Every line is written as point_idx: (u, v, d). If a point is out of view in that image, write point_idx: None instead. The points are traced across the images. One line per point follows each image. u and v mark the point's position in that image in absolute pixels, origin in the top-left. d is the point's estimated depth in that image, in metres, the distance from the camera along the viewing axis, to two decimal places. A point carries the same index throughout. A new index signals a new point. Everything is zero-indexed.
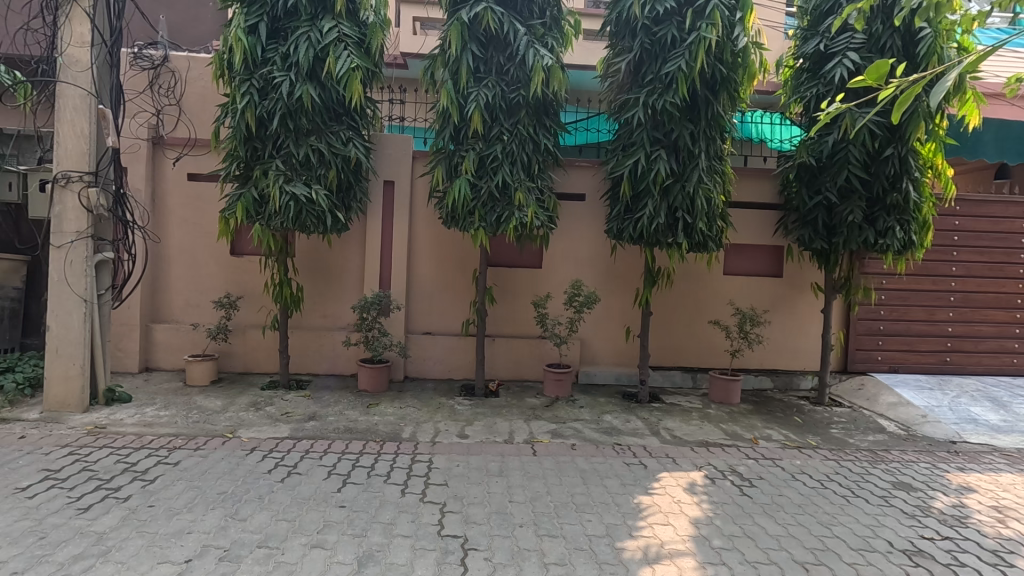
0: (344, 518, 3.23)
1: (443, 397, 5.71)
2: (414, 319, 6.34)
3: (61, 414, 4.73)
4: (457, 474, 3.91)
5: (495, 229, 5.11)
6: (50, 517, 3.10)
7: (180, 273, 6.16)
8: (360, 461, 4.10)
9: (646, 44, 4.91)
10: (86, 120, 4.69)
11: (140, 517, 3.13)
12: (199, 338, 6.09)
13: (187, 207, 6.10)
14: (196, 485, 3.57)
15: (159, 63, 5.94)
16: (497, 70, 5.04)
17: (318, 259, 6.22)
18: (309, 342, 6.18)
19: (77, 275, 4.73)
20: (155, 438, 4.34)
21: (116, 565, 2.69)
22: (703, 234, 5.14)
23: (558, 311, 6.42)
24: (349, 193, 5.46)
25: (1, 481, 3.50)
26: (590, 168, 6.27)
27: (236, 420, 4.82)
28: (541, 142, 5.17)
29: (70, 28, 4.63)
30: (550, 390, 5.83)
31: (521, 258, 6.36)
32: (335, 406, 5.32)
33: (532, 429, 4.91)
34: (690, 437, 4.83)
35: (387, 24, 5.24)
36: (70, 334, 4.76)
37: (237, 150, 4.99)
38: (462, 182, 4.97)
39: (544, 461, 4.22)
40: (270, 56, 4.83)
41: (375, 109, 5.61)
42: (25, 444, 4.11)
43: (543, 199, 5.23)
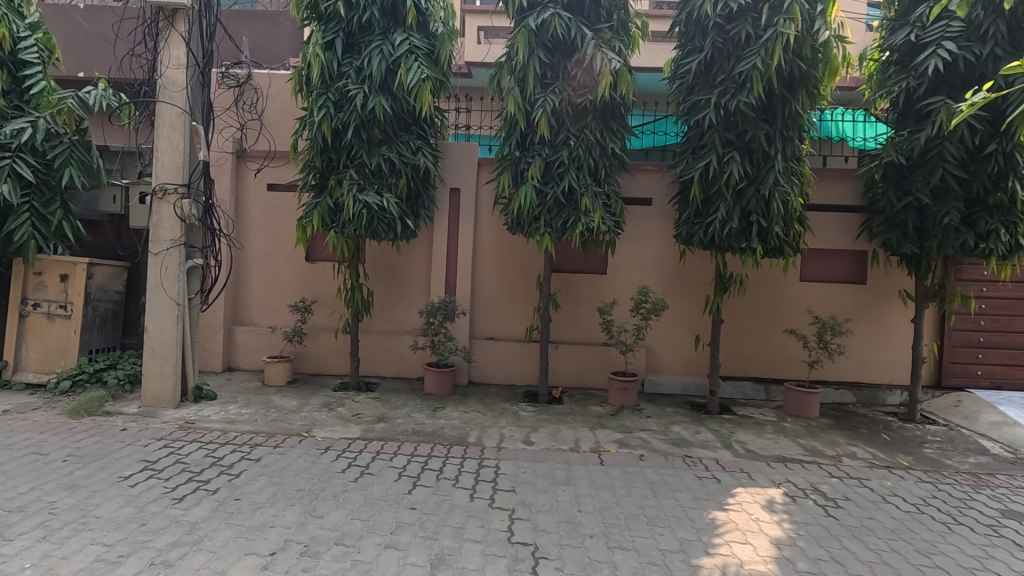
0: (415, 520, 3.28)
1: (507, 402, 5.72)
2: (478, 324, 6.40)
3: (156, 408, 5.11)
4: (524, 481, 3.90)
5: (561, 234, 5.09)
6: (149, 505, 3.33)
7: (259, 278, 6.51)
8: (429, 464, 4.16)
9: (718, 43, 4.75)
10: (181, 137, 5.06)
11: (227, 510, 3.31)
12: (276, 340, 6.41)
13: (267, 215, 6.45)
14: (276, 481, 3.75)
15: (243, 81, 6.34)
16: (564, 76, 5.04)
17: (387, 265, 6.41)
18: (377, 345, 6.36)
19: (171, 280, 5.10)
20: (238, 435, 4.60)
21: (207, 554, 2.85)
22: (778, 239, 4.91)
23: (624, 318, 6.30)
24: (417, 200, 5.62)
25: (107, 469, 3.80)
26: (657, 172, 6.16)
27: (311, 420, 5.02)
28: (608, 147, 5.12)
29: (169, 52, 5.01)
30: (615, 399, 5.72)
31: (585, 263, 6.30)
32: (402, 408, 5.45)
33: (598, 437, 4.83)
34: (766, 452, 4.60)
35: (455, 35, 5.40)
36: (165, 334, 5.14)
37: (314, 160, 5.21)
38: (528, 188, 4.97)
39: (612, 471, 4.14)
40: (345, 70, 5.03)
41: (443, 118, 5.77)
42: (126, 435, 4.45)
43: (609, 203, 5.15)
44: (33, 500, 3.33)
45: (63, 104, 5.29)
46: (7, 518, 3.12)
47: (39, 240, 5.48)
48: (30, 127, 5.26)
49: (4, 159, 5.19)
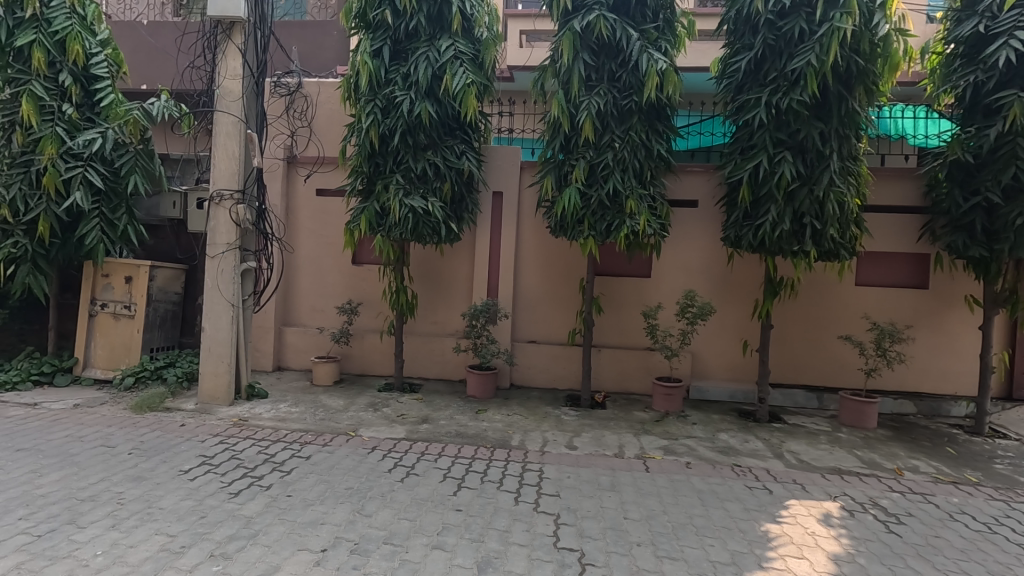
0: (461, 521, 3.30)
1: (549, 406, 5.70)
2: (520, 327, 6.39)
3: (212, 405, 5.32)
4: (568, 486, 3.87)
5: (605, 237, 5.04)
6: (207, 499, 3.47)
7: (307, 281, 6.69)
8: (473, 466, 4.19)
9: (770, 40, 4.60)
10: (237, 144, 5.26)
11: (280, 506, 3.41)
12: (324, 341, 6.58)
13: (315, 220, 6.63)
14: (326, 479, 3.84)
15: (294, 90, 6.55)
16: (608, 77, 5.01)
17: (431, 267, 6.50)
18: (421, 347, 6.45)
19: (226, 282, 5.31)
20: (288, 433, 4.74)
21: (263, 548, 2.94)
22: (833, 242, 4.73)
23: (669, 322, 6.18)
24: (461, 204, 5.68)
25: (168, 463, 3.99)
26: (703, 174, 6.04)
27: (357, 420, 5.12)
28: (653, 148, 5.04)
29: (225, 63, 5.22)
30: (659, 405, 5.62)
31: (629, 267, 6.22)
32: (446, 410, 5.50)
33: (642, 444, 4.76)
34: (820, 463, 4.42)
35: (499, 39, 5.45)
36: (220, 335, 5.35)
37: (361, 166, 5.32)
38: (572, 191, 4.93)
39: (657, 478, 4.06)
40: (392, 77, 5.12)
41: (487, 122, 5.82)
42: (185, 431, 4.66)
43: (655, 206, 5.08)
44: (102, 491, 3.51)
45: (129, 115, 5.63)
46: (80, 506, 3.30)
47: (107, 243, 5.81)
48: (100, 137, 5.60)
49: (76, 168, 5.54)
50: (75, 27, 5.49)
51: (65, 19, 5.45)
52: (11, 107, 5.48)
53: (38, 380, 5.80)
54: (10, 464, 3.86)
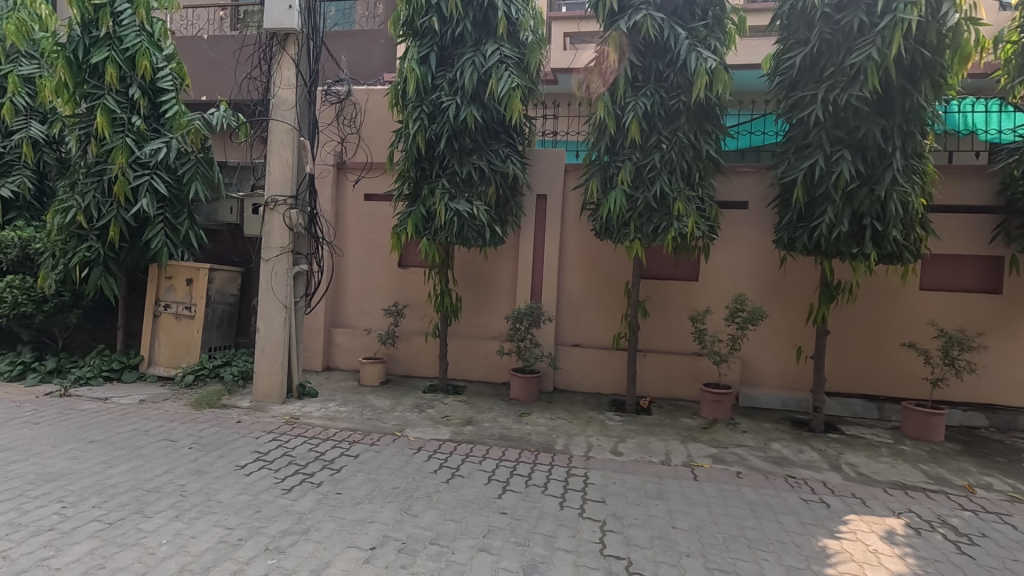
0: (506, 524, 3.30)
1: (593, 411, 5.64)
2: (563, 331, 6.36)
3: (265, 403, 5.52)
4: (614, 492, 3.81)
5: (651, 239, 4.95)
6: (262, 494, 3.60)
7: (355, 283, 6.86)
8: (517, 469, 4.19)
9: (826, 34, 4.41)
10: (290, 151, 5.46)
11: (331, 503, 3.50)
12: (371, 342, 6.74)
13: (363, 224, 6.80)
14: (373, 477, 3.92)
15: (343, 98, 6.75)
16: (656, 77, 4.92)
17: (475, 270, 6.55)
18: (464, 349, 6.51)
19: (280, 284, 5.51)
20: (338, 431, 4.87)
21: (315, 543, 3.02)
22: (896, 245, 4.49)
23: (718, 327, 6.02)
24: (505, 207, 5.71)
25: (226, 458, 4.16)
26: (755, 174, 5.84)
27: (403, 420, 5.21)
28: (702, 149, 4.93)
29: (280, 73, 5.42)
30: (707, 411, 5.48)
31: (676, 270, 6.09)
32: (489, 412, 5.52)
33: (690, 451, 4.64)
34: (881, 477, 4.20)
35: (544, 42, 5.46)
36: (274, 335, 5.54)
37: (408, 170, 5.41)
38: (618, 193, 4.87)
39: (706, 487, 3.95)
40: (438, 83, 5.20)
41: (531, 126, 5.83)
42: (241, 427, 4.85)
43: (703, 208, 4.97)
44: (166, 482, 3.70)
45: (191, 125, 5.92)
46: (146, 496, 3.48)
47: (170, 247, 6.14)
48: (165, 147, 5.92)
49: (144, 176, 5.88)
50: (144, 43, 5.82)
51: (135, 37, 5.79)
52: (86, 121, 5.86)
53: (108, 375, 6.17)
54: (84, 454, 4.12)
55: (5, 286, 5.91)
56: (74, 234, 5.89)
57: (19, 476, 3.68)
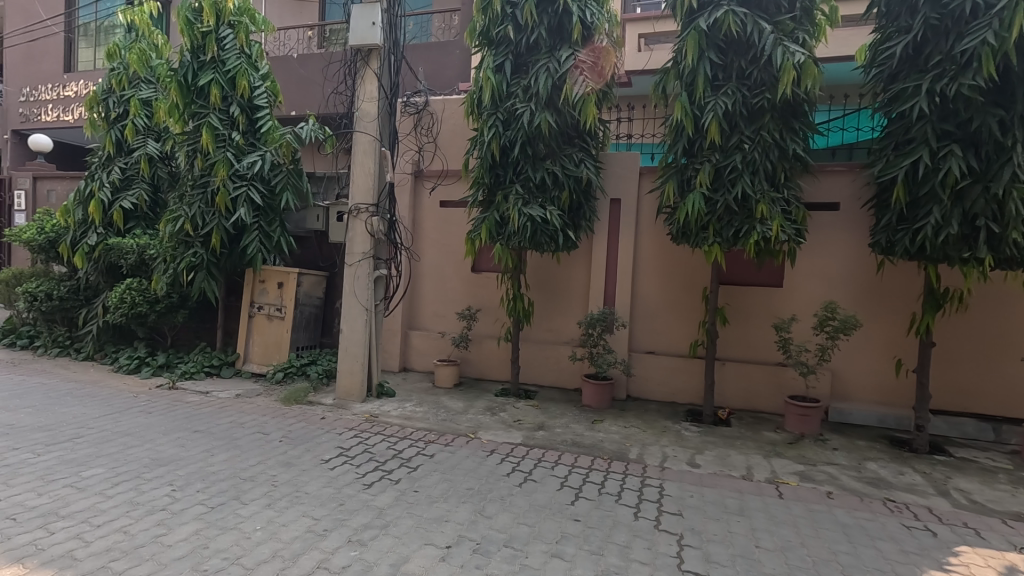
0: (579, 532, 3.27)
1: (668, 420, 5.48)
2: (637, 337, 6.22)
3: (347, 400, 5.80)
4: (691, 505, 3.68)
5: (732, 244, 4.75)
6: (345, 487, 3.78)
7: (430, 287, 7.06)
8: (590, 477, 4.13)
9: (932, 19, 4.07)
10: (372, 161, 5.72)
11: (409, 500, 3.62)
12: (445, 345, 6.92)
13: (439, 230, 6.99)
14: (448, 478, 4.00)
15: (421, 108, 6.99)
16: (737, 75, 4.72)
17: (547, 274, 6.55)
18: (536, 354, 6.53)
19: (362, 288, 5.78)
20: (414, 431, 5.03)
21: (394, 538, 3.13)
22: (1016, 248, 4.05)
23: (805, 336, 5.67)
24: (579, 212, 5.69)
25: (312, 452, 4.40)
26: (847, 173, 5.47)
27: (476, 422, 5.30)
28: (788, 148, 4.68)
29: (364, 87, 5.69)
30: (792, 426, 5.16)
31: (759, 276, 5.80)
32: (561, 418, 5.50)
33: (774, 467, 4.39)
34: (999, 506, 3.78)
35: (619, 45, 5.40)
36: (355, 336, 5.82)
37: (482, 177, 5.50)
38: (696, 196, 4.70)
39: (793, 506, 3.72)
40: (513, 90, 5.27)
41: (605, 129, 5.78)
42: (325, 423, 5.12)
43: (789, 210, 4.72)
44: (259, 472, 3.97)
45: (284, 139, 6.44)
46: (243, 484, 3.75)
47: (264, 252, 6.62)
48: (260, 160, 6.41)
49: (242, 187, 6.37)
50: (244, 64, 6.33)
51: (236, 59, 6.31)
52: (194, 138, 6.42)
53: (209, 371, 6.71)
54: (190, 442, 4.50)
55: (125, 288, 6.57)
56: (182, 241, 6.46)
57: (136, 460, 4.08)
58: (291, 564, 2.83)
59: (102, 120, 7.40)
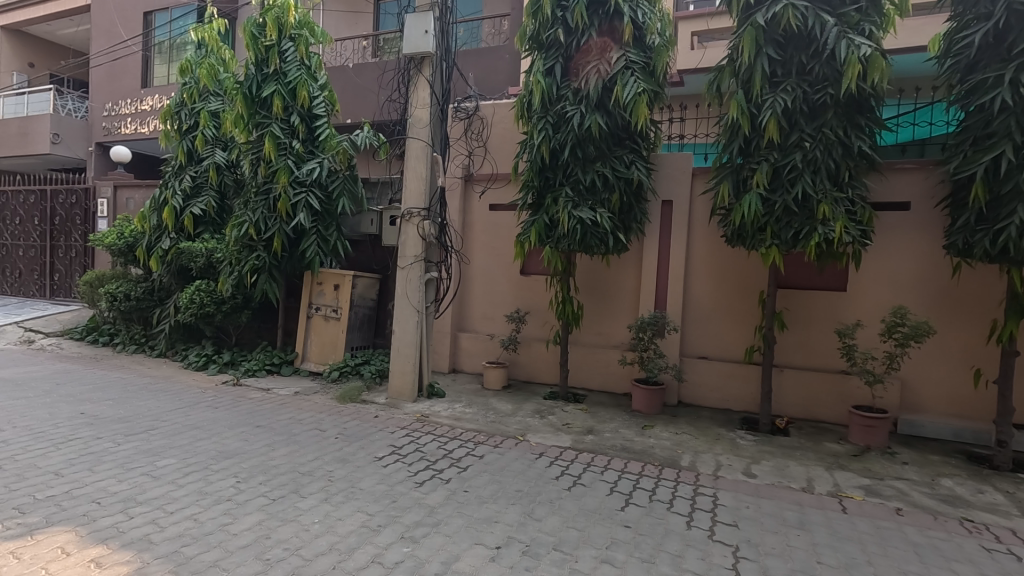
0: (630, 539, 3.22)
1: (722, 427, 5.32)
2: (689, 342, 6.07)
3: (399, 400, 5.94)
4: (747, 516, 3.55)
5: (791, 246, 4.57)
6: (398, 485, 3.87)
7: (480, 289, 7.13)
8: (640, 483, 4.07)
9: (1016, 4, 3.80)
10: (424, 167, 5.85)
11: (459, 499, 3.67)
12: (494, 347, 6.98)
13: (488, 233, 7.06)
14: (498, 479, 4.03)
15: (472, 113, 7.09)
16: (797, 71, 4.54)
17: (596, 278, 6.50)
18: (585, 357, 6.48)
19: (413, 290, 5.90)
20: (463, 432, 5.09)
21: (445, 537, 3.18)
22: None
23: (871, 343, 5.38)
24: (629, 213, 5.63)
25: (366, 450, 4.54)
26: (919, 171, 5.15)
27: (525, 425, 5.32)
28: (853, 145, 4.46)
29: (417, 94, 5.83)
30: (857, 437, 4.91)
31: (820, 279, 5.55)
32: (610, 423, 5.43)
33: (837, 480, 4.19)
34: None
35: (672, 44, 5.31)
36: (407, 337, 5.95)
37: (532, 180, 5.52)
38: (753, 196, 4.55)
39: (857, 522, 3.54)
40: (563, 93, 5.26)
41: (657, 130, 5.69)
42: (379, 422, 5.27)
43: (854, 210, 4.50)
44: (317, 467, 4.12)
45: (340, 146, 6.71)
46: (301, 478, 3.91)
47: (321, 256, 6.90)
48: (318, 166, 6.68)
49: (301, 193, 6.65)
50: (304, 75, 6.62)
51: (297, 70, 6.61)
52: (257, 147, 6.75)
53: (270, 368, 7.03)
54: (253, 437, 4.73)
55: (195, 289, 6.96)
56: (246, 245, 6.79)
57: (205, 452, 4.32)
58: (347, 557, 2.92)
59: (175, 132, 7.90)
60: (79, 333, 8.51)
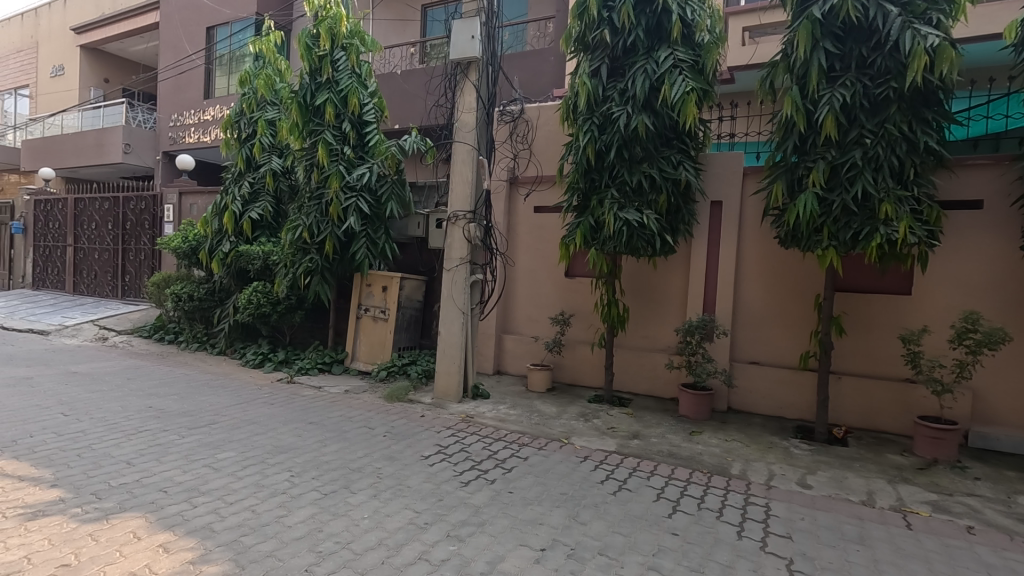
0: (678, 547, 3.16)
1: (775, 436, 5.13)
2: (739, 347, 5.90)
3: (444, 400, 6.03)
4: (802, 529, 3.42)
5: (850, 248, 4.37)
6: (444, 484, 3.93)
7: (524, 291, 7.15)
8: (688, 490, 3.98)
9: None
10: (470, 170, 5.92)
11: (504, 500, 3.70)
12: (538, 349, 6.98)
13: (533, 235, 7.08)
14: (542, 481, 4.03)
15: (517, 116, 7.12)
16: (857, 64, 4.35)
17: (642, 280, 6.41)
18: (631, 361, 6.40)
19: (459, 292, 5.98)
20: (508, 433, 5.12)
21: (490, 537, 3.20)
22: None
23: (939, 350, 5.08)
24: (677, 214, 5.53)
25: (413, 448, 4.63)
26: (994, 167, 4.82)
27: (569, 428, 5.29)
28: (919, 141, 4.23)
29: (463, 98, 5.91)
30: (923, 450, 4.64)
31: (881, 283, 5.29)
32: (657, 427, 5.34)
33: (900, 494, 3.97)
34: None
35: (722, 41, 5.20)
36: (452, 338, 6.03)
37: (577, 182, 5.49)
38: (809, 196, 4.37)
39: (923, 539, 3.34)
40: (609, 94, 5.22)
41: (706, 129, 5.56)
42: (425, 421, 5.37)
43: (919, 209, 4.26)
44: (366, 464, 4.24)
45: (389, 151, 6.89)
46: (351, 474, 4.03)
47: (370, 258, 7.10)
48: (368, 171, 6.87)
49: (352, 198, 6.85)
50: (355, 83, 6.83)
51: (348, 78, 6.82)
52: (311, 153, 7.00)
53: (322, 367, 7.27)
54: (306, 433, 4.91)
55: (252, 290, 7.28)
56: (300, 247, 7.06)
57: (261, 446, 4.51)
58: (395, 553, 2.99)
59: (235, 140, 8.31)
60: (147, 331, 9.05)
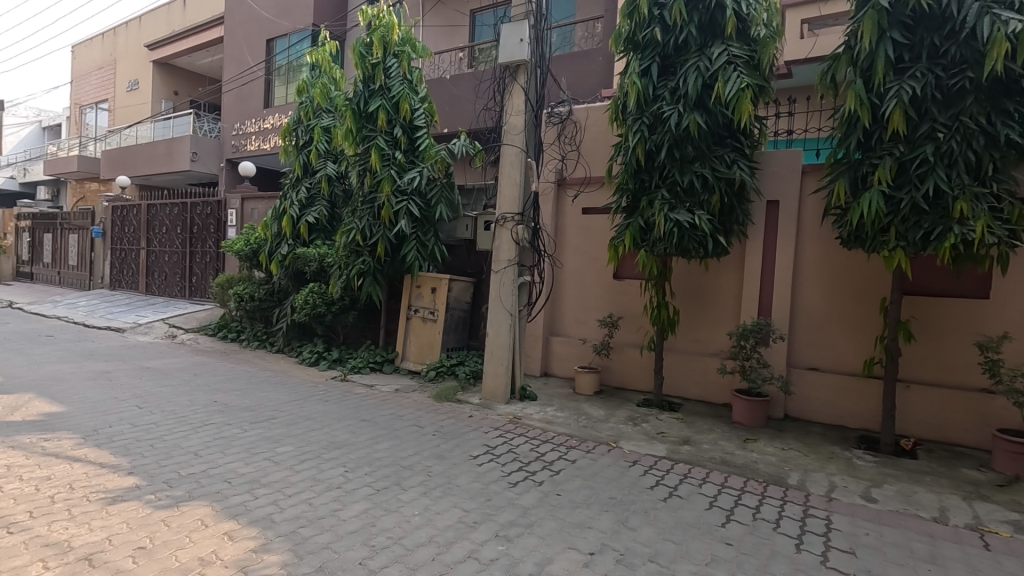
0: (732, 557, 3.07)
1: (836, 445, 4.90)
2: (798, 352, 5.66)
3: (492, 401, 6.07)
4: (867, 544, 3.25)
5: (920, 248, 4.12)
6: (492, 484, 3.97)
7: (571, 293, 7.12)
8: (742, 499, 3.85)
9: None
10: (518, 172, 5.95)
11: (552, 502, 3.69)
12: (586, 351, 6.94)
13: (581, 236, 7.04)
14: (590, 485, 4.00)
15: (565, 118, 7.09)
16: (929, 54, 4.11)
17: (694, 282, 6.26)
18: (681, 365, 6.26)
19: (506, 294, 6.02)
20: (555, 435, 5.11)
21: (538, 539, 3.20)
22: None
23: (1021, 359, 4.72)
24: (730, 215, 5.38)
25: (461, 448, 4.69)
26: None
27: (618, 432, 5.23)
28: (999, 134, 3.94)
29: (512, 101, 5.94)
30: (1002, 465, 4.32)
31: (955, 286, 4.96)
32: (709, 434, 5.20)
33: (977, 512, 3.71)
34: None
35: (779, 35, 5.04)
36: (500, 339, 6.07)
37: (627, 182, 5.41)
38: (874, 194, 4.16)
39: (1003, 561, 3.11)
40: (660, 93, 5.13)
41: (761, 126, 5.39)
42: (473, 422, 5.42)
43: (999, 207, 3.98)
44: (416, 462, 4.32)
45: (439, 155, 6.99)
46: (402, 471, 4.13)
47: (420, 260, 7.24)
48: (419, 175, 7.02)
49: (403, 201, 7.01)
50: (406, 89, 7.00)
51: (400, 84, 7.00)
52: (364, 158, 7.21)
53: (373, 366, 7.47)
54: (358, 430, 5.05)
55: (309, 291, 7.57)
56: (353, 250, 7.28)
57: (317, 441, 4.69)
58: (445, 550, 3.03)
59: (293, 147, 8.64)
60: (212, 329, 9.55)
